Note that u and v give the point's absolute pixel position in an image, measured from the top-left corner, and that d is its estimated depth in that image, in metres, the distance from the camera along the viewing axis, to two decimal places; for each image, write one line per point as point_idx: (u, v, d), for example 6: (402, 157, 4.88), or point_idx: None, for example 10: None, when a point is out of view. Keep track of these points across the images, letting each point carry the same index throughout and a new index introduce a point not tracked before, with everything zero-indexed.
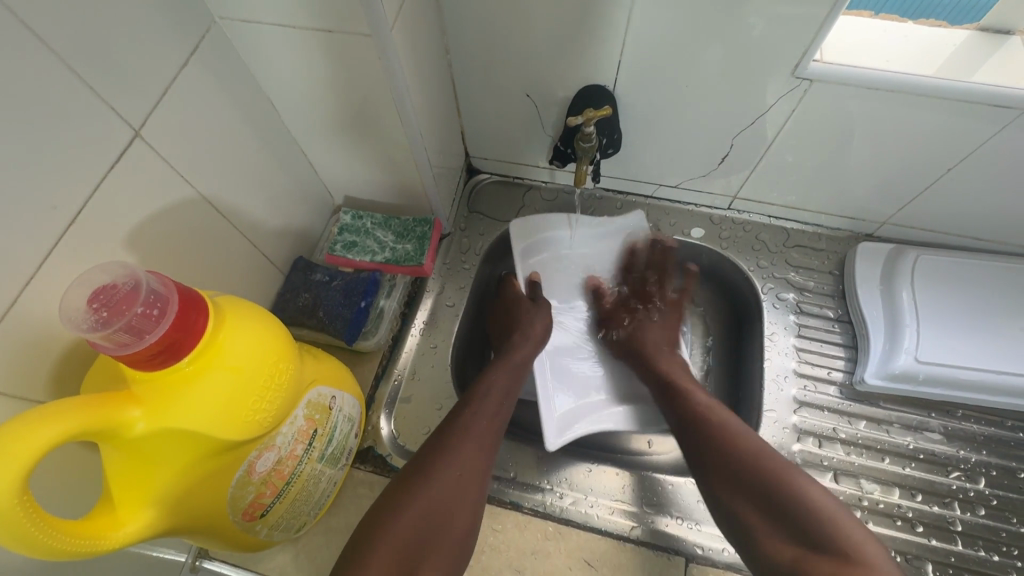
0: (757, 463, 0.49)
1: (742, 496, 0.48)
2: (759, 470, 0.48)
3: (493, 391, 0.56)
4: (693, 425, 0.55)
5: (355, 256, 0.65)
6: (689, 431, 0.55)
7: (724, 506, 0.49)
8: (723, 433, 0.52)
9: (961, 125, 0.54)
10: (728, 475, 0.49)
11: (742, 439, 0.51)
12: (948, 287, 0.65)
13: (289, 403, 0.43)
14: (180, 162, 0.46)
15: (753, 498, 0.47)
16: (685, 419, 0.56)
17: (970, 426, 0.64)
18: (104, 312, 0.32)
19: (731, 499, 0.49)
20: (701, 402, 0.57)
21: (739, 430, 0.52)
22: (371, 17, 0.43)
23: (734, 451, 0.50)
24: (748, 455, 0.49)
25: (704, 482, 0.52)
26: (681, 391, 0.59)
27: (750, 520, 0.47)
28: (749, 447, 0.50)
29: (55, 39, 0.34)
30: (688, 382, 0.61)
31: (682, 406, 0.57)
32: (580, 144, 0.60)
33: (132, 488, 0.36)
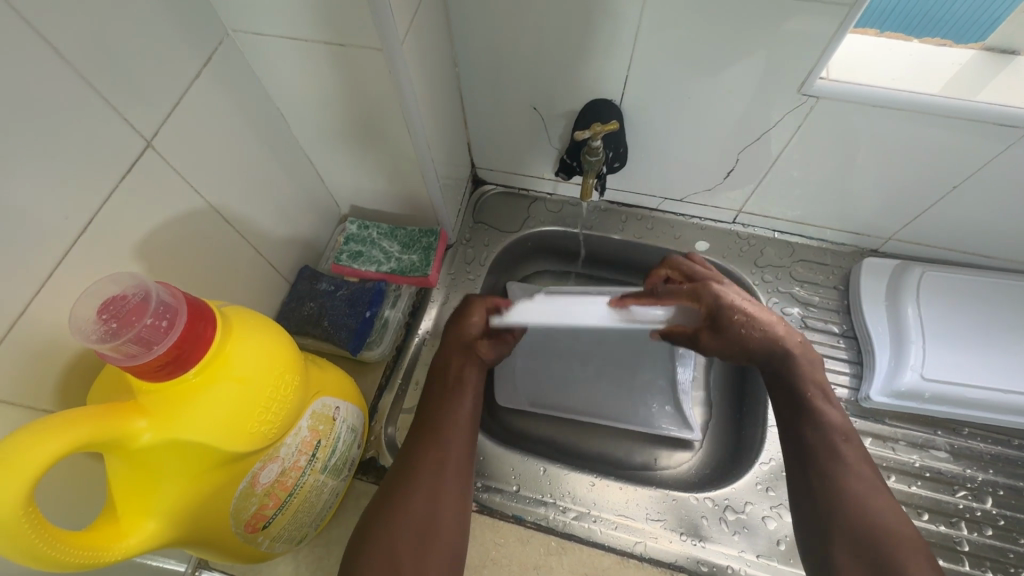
0: (886, 534, 0.44)
1: (856, 557, 0.44)
2: (886, 543, 0.43)
3: (446, 390, 0.55)
4: (818, 460, 0.49)
5: (360, 266, 0.65)
6: (812, 463, 0.49)
7: (824, 550, 0.46)
8: (854, 484, 0.47)
9: (967, 143, 0.54)
10: (845, 528, 0.45)
11: (875, 498, 0.46)
12: (954, 304, 0.65)
13: (294, 414, 0.42)
14: (190, 172, 0.46)
15: (867, 561, 0.43)
16: (812, 447, 0.50)
17: (977, 444, 0.63)
18: (113, 323, 0.33)
19: (838, 548, 0.45)
20: (841, 429, 0.50)
21: (871, 493, 0.46)
22: (382, 32, 0.43)
23: (863, 509, 0.45)
24: (875, 519, 0.45)
25: (808, 520, 0.48)
26: (814, 413, 0.51)
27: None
28: (879, 510, 0.45)
29: (70, 51, 0.35)
30: (824, 397, 0.52)
31: (809, 428, 0.51)
32: (586, 157, 0.60)
33: (136, 498, 0.36)
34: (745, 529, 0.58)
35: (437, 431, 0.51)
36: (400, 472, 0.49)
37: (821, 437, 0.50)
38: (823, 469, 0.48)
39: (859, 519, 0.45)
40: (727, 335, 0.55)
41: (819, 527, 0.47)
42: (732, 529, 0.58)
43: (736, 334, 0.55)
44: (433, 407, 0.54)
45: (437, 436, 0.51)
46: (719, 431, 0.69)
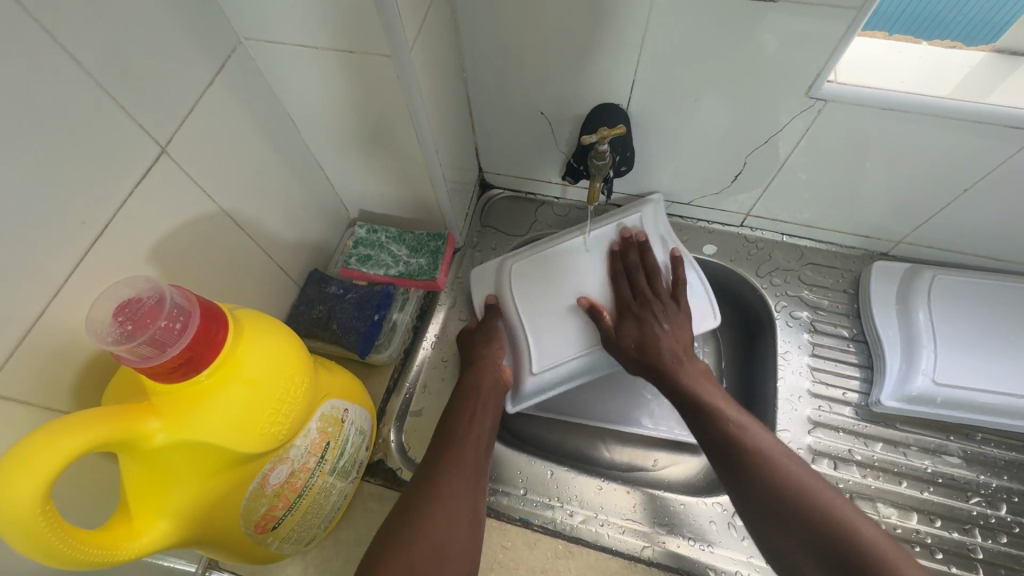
0: (808, 506, 0.43)
1: (794, 537, 0.43)
2: (808, 512, 0.43)
3: (470, 415, 0.56)
4: (727, 455, 0.49)
5: (369, 269, 0.66)
6: (723, 467, 0.49)
7: (774, 548, 0.45)
8: (763, 463, 0.47)
9: (978, 145, 0.53)
10: (775, 516, 0.45)
11: (783, 470, 0.46)
12: (966, 308, 0.64)
13: (303, 415, 0.43)
14: (203, 178, 0.47)
15: (806, 545, 0.42)
16: (717, 450, 0.50)
17: (990, 450, 0.63)
18: (128, 326, 0.33)
19: (782, 541, 0.44)
20: (733, 418, 0.51)
21: (780, 457, 0.47)
22: (391, 39, 0.44)
23: (779, 486, 0.45)
24: (794, 491, 0.44)
25: (748, 523, 0.47)
26: (710, 412, 0.52)
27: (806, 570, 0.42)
28: (792, 481, 0.45)
29: (89, 60, 0.36)
30: (714, 395, 0.54)
31: (711, 428, 0.51)
32: (593, 161, 0.60)
33: (149, 498, 0.36)
34: None
35: (459, 451, 0.53)
36: (420, 490, 0.49)
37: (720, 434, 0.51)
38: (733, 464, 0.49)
39: (781, 501, 0.44)
40: (620, 338, 0.59)
41: (759, 530, 0.46)
42: (742, 534, 0.58)
43: (632, 338, 0.59)
44: (453, 428, 0.55)
45: (457, 459, 0.52)
46: None
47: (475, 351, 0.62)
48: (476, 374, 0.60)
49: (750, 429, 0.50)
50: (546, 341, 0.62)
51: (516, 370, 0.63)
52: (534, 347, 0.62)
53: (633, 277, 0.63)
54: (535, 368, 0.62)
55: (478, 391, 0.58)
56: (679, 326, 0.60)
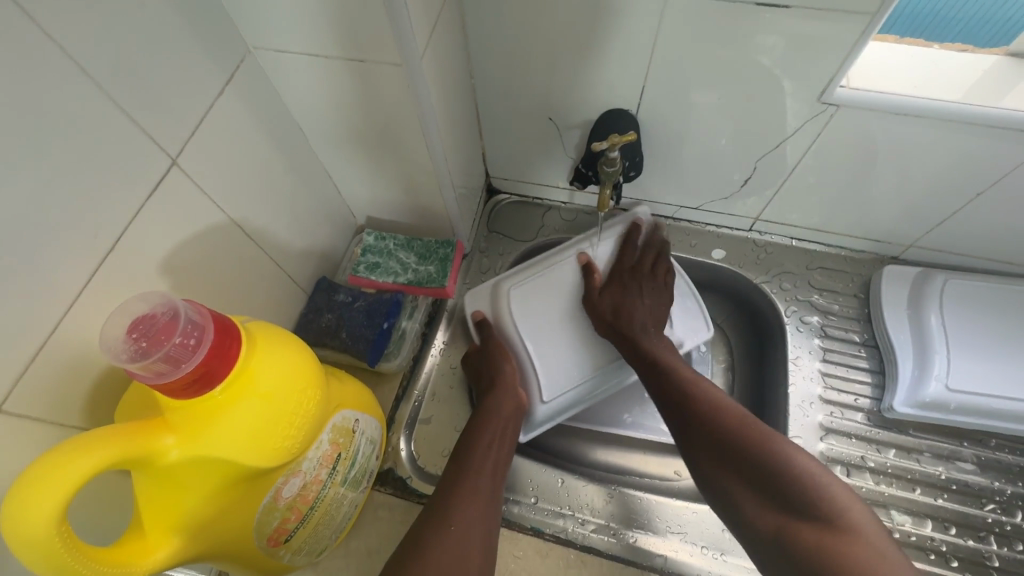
0: (742, 435, 0.48)
1: (740, 479, 0.46)
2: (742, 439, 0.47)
3: (489, 438, 0.54)
4: (679, 407, 0.53)
5: (377, 277, 0.66)
6: (672, 412, 0.53)
7: (713, 481, 0.48)
8: (707, 403, 0.51)
9: (991, 149, 0.53)
10: (724, 462, 0.48)
11: (726, 411, 0.50)
12: (979, 312, 0.63)
13: (315, 427, 0.43)
14: (212, 188, 0.47)
15: (739, 471, 0.46)
16: (669, 399, 0.54)
17: (1005, 456, 0.62)
18: (143, 342, 0.33)
19: (720, 472, 0.48)
20: (686, 374, 0.55)
21: (731, 407, 0.50)
22: (401, 48, 0.43)
23: (720, 424, 0.49)
24: (731, 424, 0.49)
25: (691, 461, 0.51)
26: (665, 369, 0.56)
27: (743, 500, 0.46)
28: (733, 417, 0.49)
29: (100, 74, 0.36)
30: (672, 359, 0.57)
31: (664, 382, 0.55)
32: (603, 168, 0.60)
33: (163, 515, 0.36)
34: None
35: (474, 485, 0.50)
36: (430, 517, 0.47)
37: (674, 385, 0.54)
38: (680, 409, 0.53)
39: (720, 436, 0.48)
40: (601, 300, 0.62)
41: (700, 464, 0.50)
42: None
43: (610, 302, 0.61)
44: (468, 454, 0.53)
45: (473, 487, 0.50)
46: None
47: (490, 374, 0.60)
48: (496, 404, 0.57)
49: (704, 385, 0.53)
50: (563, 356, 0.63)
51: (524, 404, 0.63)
52: (540, 377, 0.62)
53: (636, 247, 0.65)
54: (545, 397, 0.62)
55: (495, 425, 0.56)
56: (654, 300, 0.62)
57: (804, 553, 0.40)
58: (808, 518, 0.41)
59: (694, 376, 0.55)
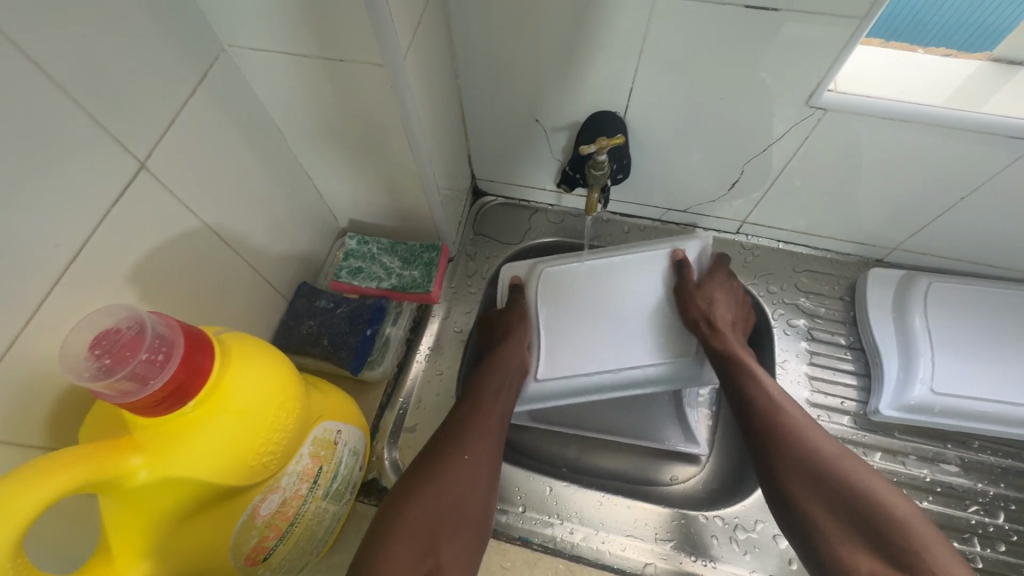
0: (841, 471, 0.46)
1: (830, 511, 0.44)
2: (841, 478, 0.45)
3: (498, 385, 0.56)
4: (760, 428, 0.51)
5: (360, 282, 0.64)
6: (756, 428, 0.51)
7: (793, 506, 0.46)
8: (803, 430, 0.49)
9: (975, 154, 0.53)
10: (811, 492, 0.45)
11: (816, 443, 0.48)
12: (962, 315, 0.64)
13: (294, 441, 0.41)
14: (185, 194, 0.45)
15: (834, 506, 0.44)
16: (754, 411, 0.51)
17: (988, 457, 0.63)
18: (106, 359, 0.31)
19: (807, 499, 0.45)
20: (774, 389, 0.53)
21: (823, 440, 0.48)
22: (384, 48, 0.42)
23: (811, 454, 0.47)
24: (825, 457, 0.47)
25: (767, 482, 0.49)
26: (750, 378, 0.54)
27: (825, 531, 0.43)
28: (829, 452, 0.47)
29: (61, 74, 0.34)
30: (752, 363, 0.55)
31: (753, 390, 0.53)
32: (590, 172, 0.59)
33: (131, 540, 0.34)
34: (756, 548, 0.57)
35: (485, 423, 0.52)
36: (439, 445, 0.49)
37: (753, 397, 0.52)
38: (766, 426, 0.50)
39: (808, 466, 0.46)
40: (696, 296, 0.59)
41: (781, 488, 0.47)
42: (743, 549, 0.57)
43: (700, 304, 0.59)
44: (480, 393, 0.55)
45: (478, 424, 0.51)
46: (725, 444, 0.67)
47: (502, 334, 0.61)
48: (507, 354, 0.59)
49: (791, 411, 0.51)
50: (611, 335, 0.61)
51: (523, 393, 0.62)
52: (546, 354, 0.61)
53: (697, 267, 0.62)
54: (540, 373, 0.61)
55: (490, 395, 0.55)
56: (731, 295, 0.61)
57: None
58: (902, 566, 0.39)
59: (777, 398, 0.52)
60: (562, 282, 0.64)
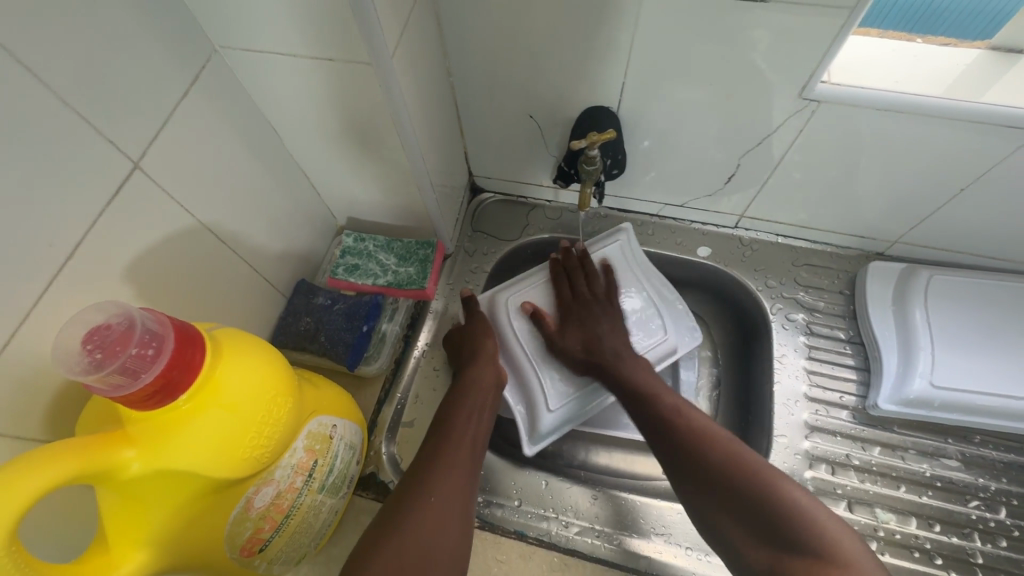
0: (734, 474, 0.46)
1: (734, 517, 0.45)
2: (731, 475, 0.47)
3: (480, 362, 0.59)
4: (662, 439, 0.53)
5: (356, 279, 0.65)
6: (662, 451, 0.53)
7: (708, 520, 0.47)
8: (691, 440, 0.50)
9: (973, 143, 0.52)
10: (717, 500, 0.47)
11: (708, 445, 0.49)
12: (964, 309, 0.63)
13: (287, 436, 0.42)
14: (180, 193, 0.46)
15: (736, 509, 0.45)
16: (657, 435, 0.53)
17: (989, 452, 0.62)
18: (98, 353, 0.32)
19: (715, 509, 0.47)
20: (672, 404, 0.54)
21: (710, 442, 0.49)
22: (371, 46, 0.42)
23: (700, 460, 0.49)
24: (718, 464, 0.48)
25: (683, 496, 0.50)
26: (648, 395, 0.56)
27: (735, 536, 0.45)
28: (723, 456, 0.48)
29: (53, 75, 0.34)
30: (654, 384, 0.57)
31: (651, 410, 0.55)
32: (583, 167, 0.59)
33: (126, 529, 0.35)
34: None
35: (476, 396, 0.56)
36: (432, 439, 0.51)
37: (655, 415, 0.54)
38: (671, 448, 0.52)
39: (703, 475, 0.48)
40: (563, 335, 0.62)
41: (694, 501, 0.49)
42: None
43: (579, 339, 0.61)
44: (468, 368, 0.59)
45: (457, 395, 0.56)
46: None
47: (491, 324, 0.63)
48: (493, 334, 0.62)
49: (686, 418, 0.53)
50: None
51: (531, 409, 0.61)
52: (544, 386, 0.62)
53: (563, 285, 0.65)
54: (550, 405, 0.61)
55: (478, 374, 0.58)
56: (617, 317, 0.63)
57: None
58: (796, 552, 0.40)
59: (677, 407, 0.54)
60: (533, 308, 0.65)
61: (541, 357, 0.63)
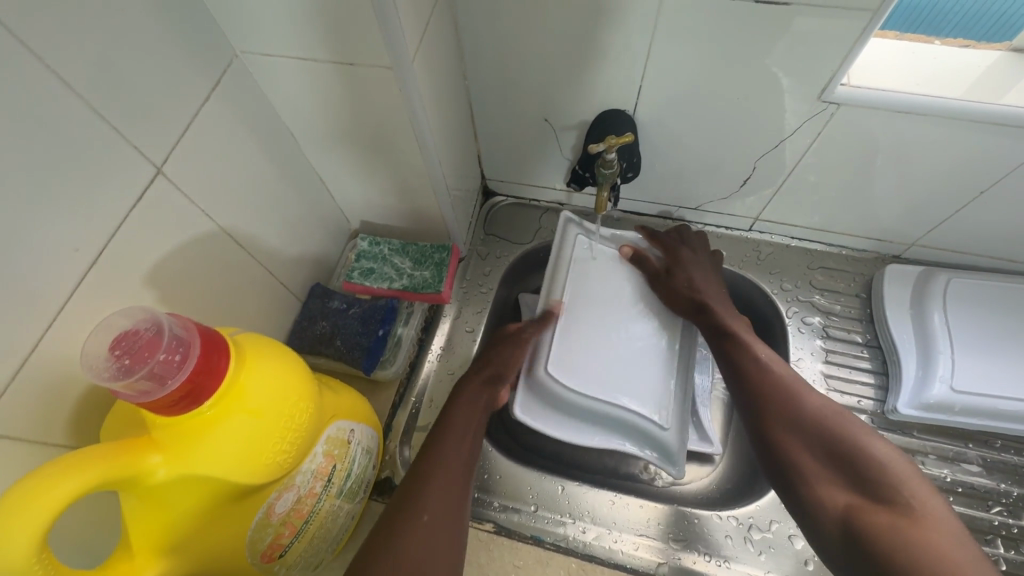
0: (826, 424, 0.47)
1: (819, 461, 0.46)
2: (828, 427, 0.47)
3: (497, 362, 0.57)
4: (748, 379, 0.52)
5: (372, 283, 0.65)
6: (741, 390, 0.52)
7: (781, 457, 0.48)
8: (783, 386, 0.51)
9: (995, 145, 0.52)
10: (803, 440, 0.47)
11: (805, 395, 0.50)
12: (983, 312, 0.63)
13: (308, 441, 0.42)
14: (200, 198, 0.46)
15: (822, 454, 0.46)
16: (739, 376, 0.53)
17: (1010, 457, 0.61)
18: (126, 359, 0.32)
19: (794, 448, 0.47)
20: (766, 352, 0.54)
21: (810, 392, 0.50)
22: (392, 50, 0.42)
23: (796, 406, 0.49)
24: (813, 412, 0.48)
25: (756, 432, 0.50)
26: (742, 340, 0.56)
27: (810, 475, 0.46)
28: (817, 407, 0.48)
29: (79, 82, 0.34)
30: (749, 336, 0.56)
31: (735, 354, 0.55)
32: (599, 170, 0.59)
33: (151, 535, 0.35)
34: (772, 548, 0.57)
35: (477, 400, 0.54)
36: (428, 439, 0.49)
37: (741, 360, 0.54)
38: (753, 388, 0.52)
39: (794, 415, 0.48)
40: (672, 278, 0.62)
41: (771, 438, 0.49)
42: (757, 549, 0.57)
43: (685, 279, 0.62)
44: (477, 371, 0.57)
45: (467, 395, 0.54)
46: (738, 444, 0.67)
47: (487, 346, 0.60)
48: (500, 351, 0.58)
49: (781, 366, 0.53)
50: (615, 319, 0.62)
51: (648, 442, 0.59)
52: (633, 413, 0.58)
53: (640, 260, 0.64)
54: (660, 425, 0.58)
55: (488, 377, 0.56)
56: (701, 268, 0.64)
57: (872, 532, 0.39)
58: (880, 500, 0.41)
59: (773, 356, 0.54)
60: (587, 362, 0.59)
61: (617, 397, 0.58)
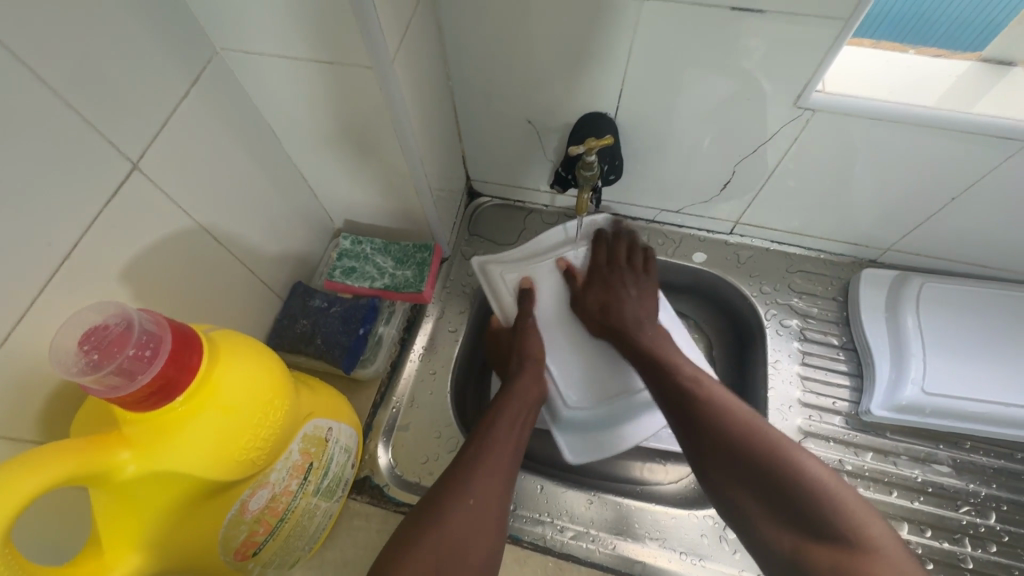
0: (752, 447, 0.47)
1: (755, 496, 0.46)
2: (753, 452, 0.47)
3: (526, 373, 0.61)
4: (682, 407, 0.53)
5: (353, 282, 0.65)
6: (679, 421, 0.53)
7: (726, 497, 0.48)
8: (709, 412, 0.51)
9: (965, 153, 0.53)
10: (735, 473, 0.48)
11: (730, 418, 0.50)
12: (953, 316, 0.64)
13: (283, 438, 0.42)
14: (179, 194, 0.46)
15: (756, 488, 0.46)
16: (671, 403, 0.54)
17: (980, 458, 0.63)
18: (95, 354, 0.32)
19: (732, 489, 0.48)
20: (688, 374, 0.56)
21: (735, 415, 0.50)
22: (373, 51, 0.43)
23: (722, 434, 0.49)
24: (738, 436, 0.48)
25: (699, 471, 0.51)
26: (668, 366, 0.57)
27: (753, 514, 0.46)
28: (743, 430, 0.49)
29: (54, 77, 0.34)
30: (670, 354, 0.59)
31: (666, 380, 0.56)
32: (580, 172, 0.60)
33: (120, 531, 0.35)
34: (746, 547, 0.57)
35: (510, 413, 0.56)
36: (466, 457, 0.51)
37: (675, 385, 0.55)
38: (690, 420, 0.52)
39: (723, 447, 0.49)
40: (586, 302, 0.67)
41: (714, 476, 0.49)
42: (732, 548, 0.57)
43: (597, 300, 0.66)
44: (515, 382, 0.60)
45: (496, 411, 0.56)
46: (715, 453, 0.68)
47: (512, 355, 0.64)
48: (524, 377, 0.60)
49: (706, 389, 0.53)
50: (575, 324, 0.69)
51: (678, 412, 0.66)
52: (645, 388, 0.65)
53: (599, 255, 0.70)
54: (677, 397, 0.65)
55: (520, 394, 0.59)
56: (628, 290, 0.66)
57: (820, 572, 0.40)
58: (821, 537, 0.42)
59: (696, 376, 0.55)
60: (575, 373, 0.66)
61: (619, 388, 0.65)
